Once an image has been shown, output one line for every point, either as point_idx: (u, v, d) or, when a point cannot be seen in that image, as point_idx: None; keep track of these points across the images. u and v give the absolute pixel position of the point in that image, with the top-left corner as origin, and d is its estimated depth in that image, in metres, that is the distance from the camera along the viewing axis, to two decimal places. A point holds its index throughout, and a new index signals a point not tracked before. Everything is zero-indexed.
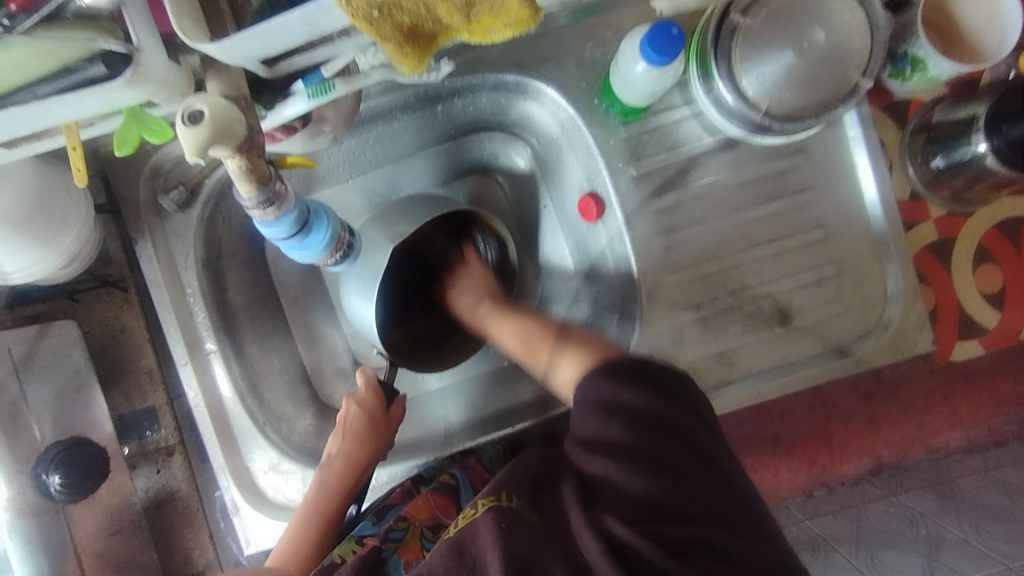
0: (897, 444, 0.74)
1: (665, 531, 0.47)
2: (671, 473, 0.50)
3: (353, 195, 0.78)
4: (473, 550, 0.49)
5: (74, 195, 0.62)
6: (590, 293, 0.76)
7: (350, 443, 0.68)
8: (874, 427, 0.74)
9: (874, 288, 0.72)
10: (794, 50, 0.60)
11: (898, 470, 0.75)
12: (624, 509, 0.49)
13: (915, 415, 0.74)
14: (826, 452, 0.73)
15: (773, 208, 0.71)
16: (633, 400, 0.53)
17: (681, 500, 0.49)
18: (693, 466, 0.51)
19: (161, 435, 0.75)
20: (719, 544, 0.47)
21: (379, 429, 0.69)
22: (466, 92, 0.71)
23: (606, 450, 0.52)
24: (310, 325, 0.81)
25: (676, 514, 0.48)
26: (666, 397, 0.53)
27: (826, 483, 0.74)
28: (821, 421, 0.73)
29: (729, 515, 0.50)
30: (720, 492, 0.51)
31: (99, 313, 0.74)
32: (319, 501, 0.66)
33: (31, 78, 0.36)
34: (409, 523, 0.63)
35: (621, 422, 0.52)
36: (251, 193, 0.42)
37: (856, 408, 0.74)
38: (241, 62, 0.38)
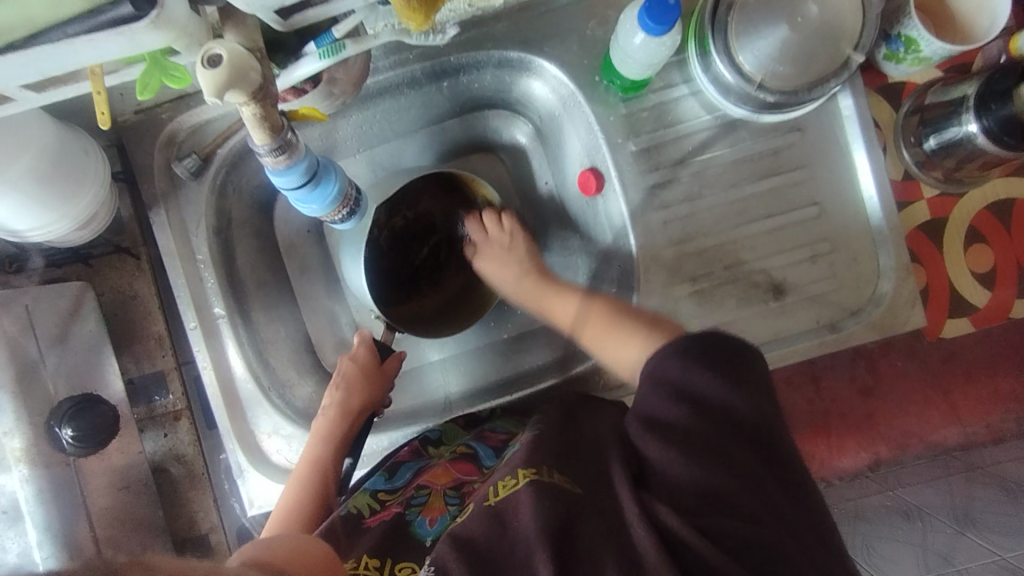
0: (895, 440, 0.73)
1: (724, 531, 0.46)
2: (739, 470, 0.48)
3: (360, 169, 0.80)
4: (512, 526, 0.49)
5: (92, 157, 0.64)
6: (589, 268, 0.79)
7: (349, 391, 0.71)
8: (873, 423, 0.74)
9: (867, 264, 0.73)
10: (788, 25, 0.62)
11: (897, 466, 0.74)
12: (681, 500, 0.48)
13: (912, 411, 0.74)
14: (824, 446, 0.73)
15: (769, 185, 0.73)
16: (713, 390, 0.50)
17: (741, 494, 0.47)
18: (757, 461, 0.48)
19: (169, 399, 0.77)
20: (780, 551, 0.45)
21: (380, 379, 0.72)
22: (472, 68, 0.74)
23: (664, 432, 0.50)
24: (315, 296, 0.83)
25: (736, 512, 0.46)
26: (736, 383, 0.50)
27: (825, 478, 0.74)
28: (819, 416, 0.74)
29: (793, 516, 0.47)
30: (784, 494, 0.48)
31: (112, 279, 0.76)
32: (321, 449, 0.68)
33: (59, 17, 0.35)
34: (429, 489, 0.64)
35: (684, 404, 0.50)
36: (264, 142, 0.44)
37: (855, 403, 0.74)
38: (255, 11, 0.40)
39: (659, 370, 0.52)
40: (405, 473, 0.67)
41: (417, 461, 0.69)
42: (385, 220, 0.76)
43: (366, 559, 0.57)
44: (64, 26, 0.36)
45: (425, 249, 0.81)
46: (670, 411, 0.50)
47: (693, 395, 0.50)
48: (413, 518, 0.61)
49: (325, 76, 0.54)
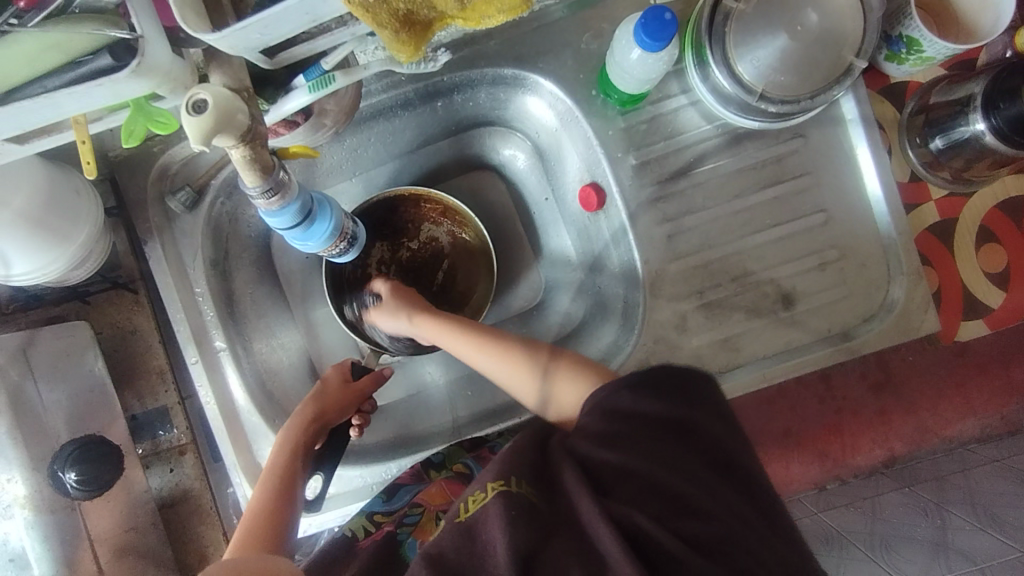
0: (910, 435, 0.73)
1: (691, 527, 0.44)
2: (686, 470, 0.47)
3: (356, 193, 0.79)
4: (483, 538, 0.46)
5: (84, 197, 0.63)
6: (593, 284, 0.78)
7: (315, 404, 0.68)
8: (885, 419, 0.73)
9: (877, 269, 0.72)
10: (787, 33, 0.60)
11: (910, 462, 0.73)
12: (647, 504, 0.45)
13: (926, 405, 0.73)
14: (838, 444, 0.72)
15: (774, 193, 0.72)
16: (652, 406, 0.50)
17: (698, 495, 0.46)
18: (707, 471, 0.48)
19: (173, 434, 0.76)
20: (746, 550, 0.43)
21: (355, 396, 0.70)
22: (465, 88, 0.72)
23: (615, 446, 0.49)
24: (316, 322, 0.82)
25: (698, 513, 0.45)
26: (679, 397, 0.51)
27: (839, 476, 0.73)
28: (831, 415, 0.73)
29: (749, 514, 0.46)
30: (739, 496, 0.47)
31: (110, 315, 0.75)
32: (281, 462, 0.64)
33: (40, 70, 0.35)
34: (422, 509, 0.64)
35: (624, 424, 0.50)
36: (255, 183, 0.43)
37: (866, 399, 0.73)
38: (240, 53, 0.39)
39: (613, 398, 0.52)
40: (404, 495, 0.66)
41: (417, 485, 0.68)
42: (390, 255, 0.80)
43: None
44: (43, 81, 0.35)
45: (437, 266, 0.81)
46: (616, 430, 0.50)
47: (635, 414, 0.50)
48: (406, 539, 0.62)
49: (316, 107, 0.52)
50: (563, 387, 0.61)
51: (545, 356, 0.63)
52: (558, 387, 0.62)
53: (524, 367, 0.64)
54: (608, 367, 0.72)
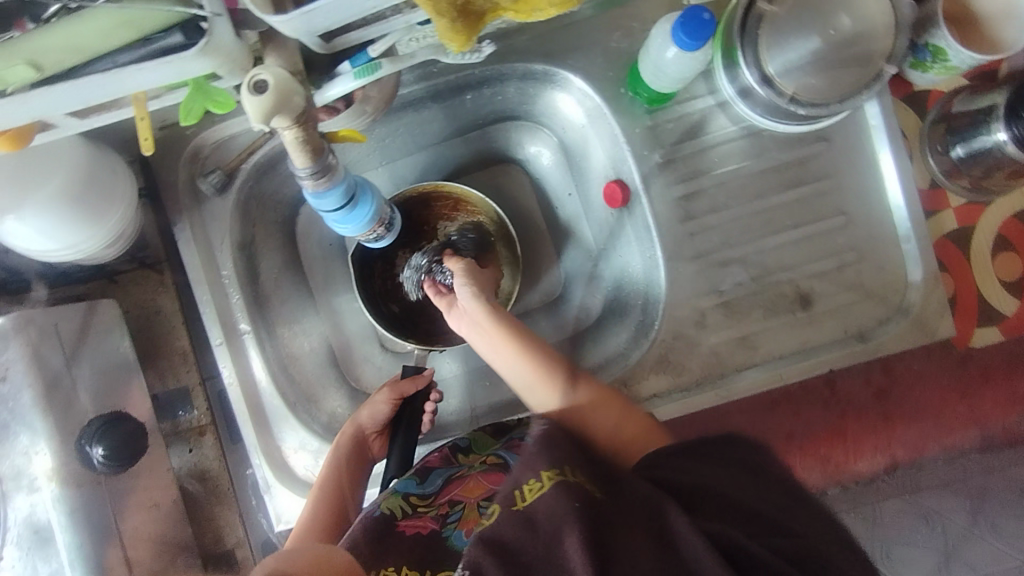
0: (913, 442, 0.72)
1: (779, 543, 0.43)
2: (766, 496, 0.47)
3: (382, 183, 0.80)
4: (546, 527, 0.45)
5: (120, 177, 0.64)
6: (612, 280, 0.79)
7: (365, 409, 0.72)
8: (889, 424, 0.72)
9: (894, 273, 0.73)
10: (820, 36, 0.62)
11: (912, 469, 0.74)
12: (730, 519, 0.44)
13: (929, 415, 0.72)
14: (841, 449, 0.72)
15: (796, 195, 0.73)
16: (716, 440, 0.51)
17: (780, 518, 0.45)
18: (782, 497, 0.47)
19: (193, 414, 0.78)
20: (838, 567, 0.42)
21: (399, 399, 0.72)
22: (496, 81, 0.74)
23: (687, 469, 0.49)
24: (336, 309, 0.83)
25: (785, 531, 0.44)
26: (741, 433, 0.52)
27: (841, 481, 0.73)
28: (835, 418, 0.72)
29: (832, 535, 0.45)
30: (819, 520, 0.46)
31: (136, 295, 0.77)
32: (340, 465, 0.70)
33: (112, 46, 0.36)
34: (463, 504, 0.62)
35: (697, 457, 0.50)
36: (305, 165, 0.44)
37: (870, 406, 0.72)
38: (298, 36, 0.40)
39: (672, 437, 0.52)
40: (436, 479, 0.66)
41: (447, 468, 0.67)
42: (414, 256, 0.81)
43: (406, 569, 0.58)
44: (114, 57, 0.36)
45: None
46: (689, 460, 0.50)
47: (706, 441, 0.51)
48: (451, 534, 0.59)
49: (358, 95, 0.54)
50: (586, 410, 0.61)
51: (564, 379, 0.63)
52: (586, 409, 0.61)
53: (550, 379, 0.63)
54: (627, 361, 0.73)
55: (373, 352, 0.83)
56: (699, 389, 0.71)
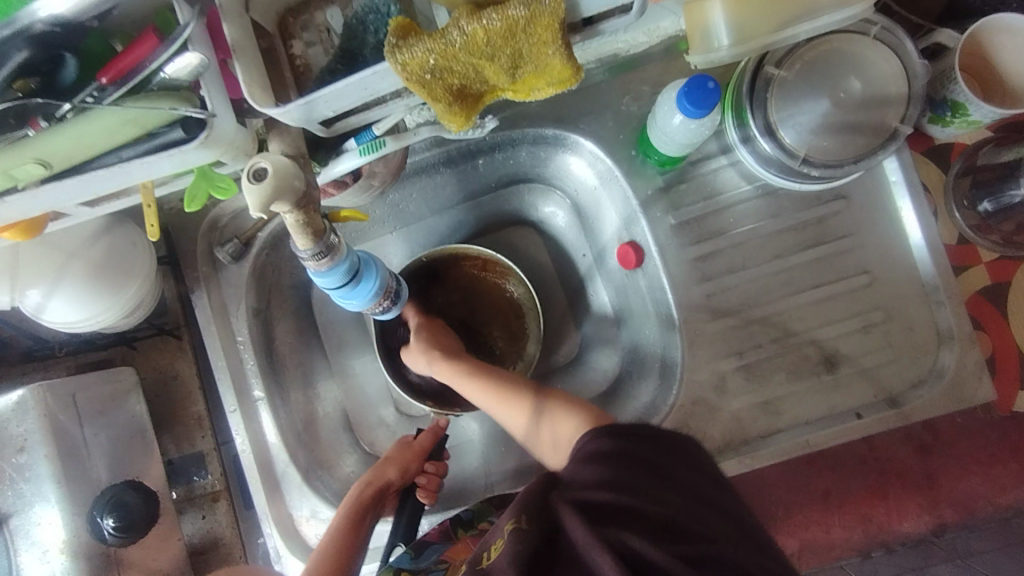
0: (962, 502, 0.67)
1: (683, 549, 0.41)
2: (676, 504, 0.44)
3: (396, 245, 0.81)
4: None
5: (141, 250, 0.64)
6: (628, 340, 0.77)
7: (389, 463, 0.71)
8: (933, 484, 0.67)
9: (925, 332, 0.70)
10: (831, 99, 0.61)
11: (964, 531, 0.67)
12: (644, 529, 0.42)
13: (976, 470, 0.67)
14: (882, 508, 0.67)
15: (816, 254, 0.71)
16: (635, 446, 0.47)
17: (692, 521, 0.43)
18: (695, 502, 0.45)
19: (207, 480, 0.78)
20: (739, 566, 0.42)
21: (419, 459, 0.71)
22: (507, 146, 0.74)
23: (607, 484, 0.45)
24: (350, 371, 0.83)
25: (685, 534, 0.42)
26: (661, 438, 0.48)
27: (885, 544, 0.67)
28: (875, 476, 0.68)
29: (729, 527, 0.44)
30: (723, 516, 0.45)
31: (154, 360, 0.78)
32: (347, 517, 0.66)
33: (117, 142, 0.37)
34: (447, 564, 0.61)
35: (613, 462, 0.46)
36: (307, 246, 0.44)
37: (913, 463, 0.68)
38: (300, 124, 0.41)
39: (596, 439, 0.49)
40: (431, 554, 0.63)
41: (444, 544, 0.65)
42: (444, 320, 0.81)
43: None
44: (119, 152, 0.38)
45: (495, 326, 0.81)
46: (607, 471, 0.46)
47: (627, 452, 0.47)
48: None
49: (365, 170, 0.54)
50: (553, 431, 0.61)
51: (533, 396, 0.64)
52: (550, 429, 0.61)
53: (516, 407, 0.64)
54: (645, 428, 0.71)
55: (389, 416, 0.82)
56: (721, 457, 0.68)
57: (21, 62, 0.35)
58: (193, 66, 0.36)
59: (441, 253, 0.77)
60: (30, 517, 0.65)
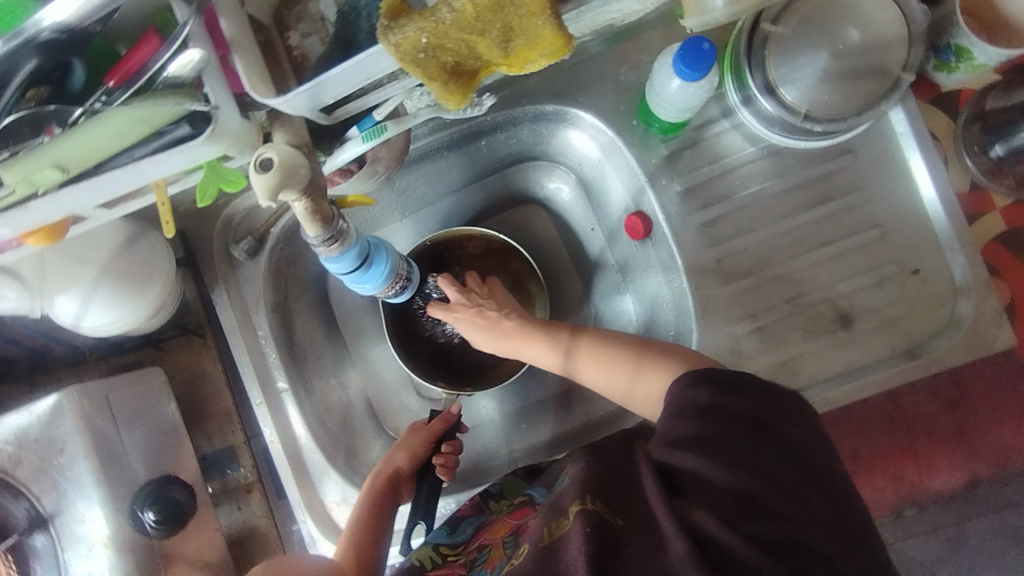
0: (990, 454, 0.68)
1: (757, 527, 0.43)
2: (767, 477, 0.45)
3: (406, 233, 0.82)
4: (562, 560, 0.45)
5: (160, 249, 0.66)
6: (641, 311, 0.78)
7: (400, 450, 0.71)
8: (963, 437, 0.68)
9: (941, 281, 0.69)
10: (828, 52, 0.60)
11: (993, 480, 0.69)
12: (718, 505, 0.44)
13: (1007, 420, 0.68)
14: (912, 466, 0.68)
15: (826, 211, 0.71)
16: (734, 405, 0.48)
17: (779, 501, 0.44)
18: (791, 476, 0.46)
19: (240, 473, 0.81)
20: (817, 551, 0.43)
21: (428, 443, 0.72)
22: (509, 125, 0.74)
23: (694, 450, 0.47)
24: (369, 359, 0.84)
25: (772, 514, 0.44)
26: (764, 403, 0.48)
27: (916, 500, 0.69)
28: (902, 436, 0.68)
29: (823, 509, 0.45)
30: (819, 493, 0.46)
31: (181, 359, 0.80)
32: (369, 502, 0.67)
33: (127, 142, 0.38)
34: (489, 544, 0.58)
35: (707, 423, 0.48)
36: (317, 232, 0.45)
37: (940, 418, 0.68)
38: (301, 112, 0.42)
39: (690, 393, 0.50)
40: (466, 529, 0.64)
41: (477, 517, 0.66)
42: None
43: None
44: (130, 152, 0.39)
45: None
46: (703, 434, 0.47)
47: (732, 416, 0.48)
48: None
49: (370, 157, 0.55)
50: (587, 362, 0.65)
51: (567, 336, 0.68)
52: (589, 362, 0.65)
53: (555, 346, 0.68)
54: None
55: (411, 400, 0.84)
56: None
57: (31, 70, 0.37)
58: (195, 62, 0.37)
59: (448, 235, 0.77)
60: (75, 515, 0.68)
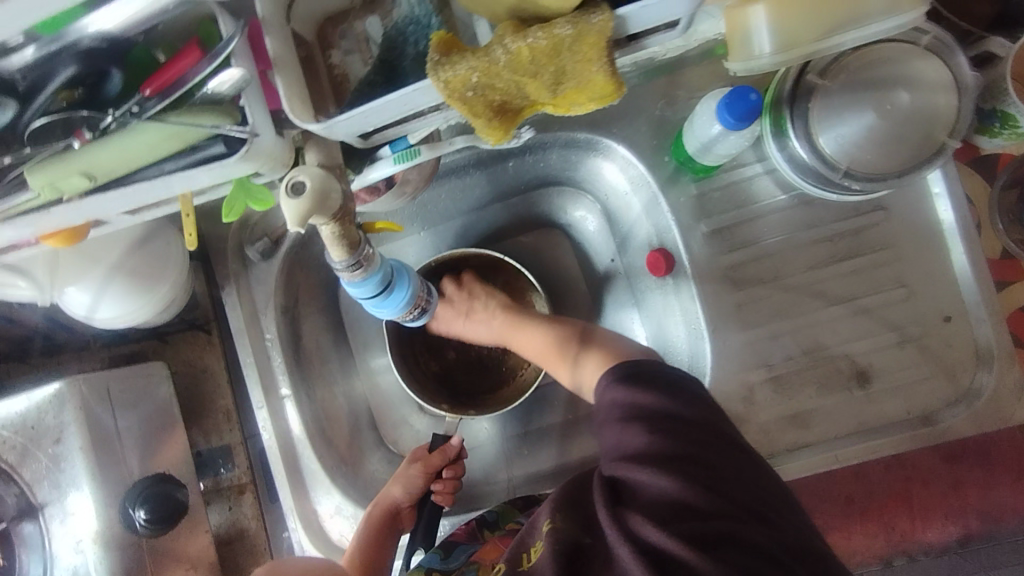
0: (988, 510, 0.69)
1: (690, 524, 0.44)
2: (691, 471, 0.46)
3: (423, 246, 0.81)
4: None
5: (174, 246, 0.64)
6: (655, 347, 0.76)
7: (396, 480, 0.70)
8: (960, 491, 0.69)
9: (965, 349, 0.68)
10: (876, 111, 0.58)
11: (989, 541, 0.69)
12: (654, 507, 0.46)
13: (1005, 481, 0.69)
14: (905, 515, 0.70)
15: (852, 265, 0.69)
16: (648, 403, 0.51)
17: (704, 494, 0.45)
18: (713, 466, 0.47)
19: (234, 473, 0.79)
20: (750, 544, 0.43)
21: (426, 471, 0.71)
22: (538, 149, 0.73)
23: (627, 458, 0.49)
24: (374, 370, 0.83)
25: (707, 512, 0.45)
26: (679, 399, 0.51)
27: (907, 551, 0.70)
28: (899, 482, 0.70)
29: (749, 499, 0.46)
30: (744, 486, 0.47)
31: (184, 354, 0.79)
32: (371, 533, 0.67)
33: (159, 155, 0.38)
34: (479, 565, 0.60)
35: (635, 426, 0.50)
36: (342, 257, 0.44)
37: (939, 471, 0.69)
38: (341, 137, 0.41)
39: (618, 399, 0.53)
40: (460, 554, 0.63)
41: (471, 544, 0.65)
42: None
43: None
44: (161, 164, 0.39)
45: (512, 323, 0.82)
46: (630, 441, 0.50)
47: (649, 414, 0.50)
48: None
49: (398, 177, 0.54)
50: (588, 366, 0.66)
51: (573, 333, 0.70)
52: (587, 361, 0.67)
53: (555, 352, 0.70)
54: None
55: (412, 415, 0.83)
56: None
57: (69, 77, 0.37)
58: (234, 80, 0.37)
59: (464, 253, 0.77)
60: (64, 507, 0.67)
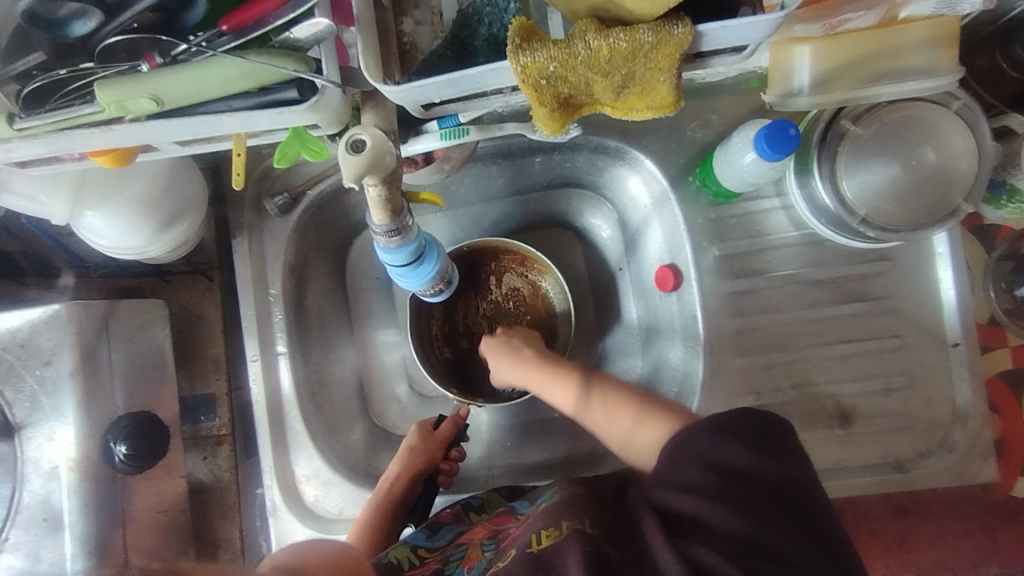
0: (927, 568, 0.70)
1: (757, 568, 0.43)
2: (768, 521, 0.44)
3: (438, 228, 0.81)
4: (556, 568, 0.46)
5: (196, 186, 0.65)
6: (648, 359, 0.78)
7: (413, 453, 0.72)
8: (904, 546, 0.70)
9: (943, 405, 0.71)
10: (902, 165, 0.62)
11: None
12: (721, 543, 0.44)
13: (949, 541, 0.70)
14: None
15: (850, 309, 0.72)
16: (729, 448, 0.47)
17: (780, 542, 0.44)
18: (791, 522, 0.45)
19: (214, 423, 0.78)
20: None
21: (440, 448, 0.73)
22: (568, 150, 0.74)
23: (693, 491, 0.47)
24: (370, 341, 0.83)
25: (777, 559, 0.43)
26: (768, 450, 0.47)
27: None
28: (849, 530, 0.71)
29: (826, 556, 0.44)
30: (821, 541, 0.45)
31: (182, 296, 0.78)
32: (381, 508, 0.69)
33: (230, 92, 0.39)
34: (467, 545, 0.60)
35: (705, 464, 0.47)
36: (382, 221, 0.45)
37: (888, 523, 0.70)
38: (401, 103, 0.42)
39: (693, 438, 0.49)
40: (446, 533, 0.63)
41: (457, 524, 0.65)
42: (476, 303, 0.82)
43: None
44: (229, 101, 0.40)
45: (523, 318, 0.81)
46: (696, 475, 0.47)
47: (725, 460, 0.47)
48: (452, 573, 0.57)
49: (439, 153, 0.56)
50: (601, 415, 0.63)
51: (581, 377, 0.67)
52: (602, 411, 0.64)
53: (567, 382, 0.67)
54: None
55: (401, 391, 0.83)
56: None
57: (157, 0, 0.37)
58: (318, 31, 0.38)
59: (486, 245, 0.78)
60: (44, 431, 0.67)
